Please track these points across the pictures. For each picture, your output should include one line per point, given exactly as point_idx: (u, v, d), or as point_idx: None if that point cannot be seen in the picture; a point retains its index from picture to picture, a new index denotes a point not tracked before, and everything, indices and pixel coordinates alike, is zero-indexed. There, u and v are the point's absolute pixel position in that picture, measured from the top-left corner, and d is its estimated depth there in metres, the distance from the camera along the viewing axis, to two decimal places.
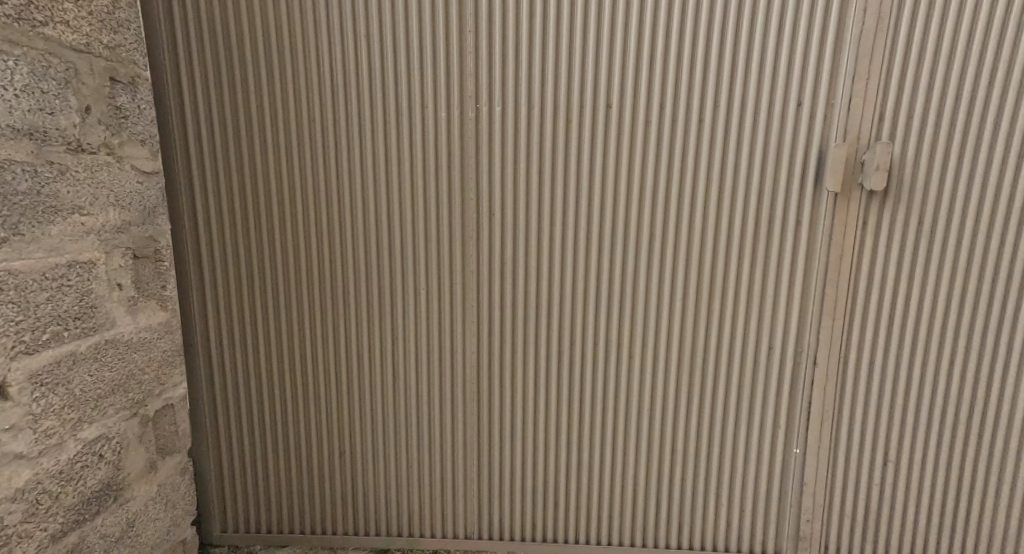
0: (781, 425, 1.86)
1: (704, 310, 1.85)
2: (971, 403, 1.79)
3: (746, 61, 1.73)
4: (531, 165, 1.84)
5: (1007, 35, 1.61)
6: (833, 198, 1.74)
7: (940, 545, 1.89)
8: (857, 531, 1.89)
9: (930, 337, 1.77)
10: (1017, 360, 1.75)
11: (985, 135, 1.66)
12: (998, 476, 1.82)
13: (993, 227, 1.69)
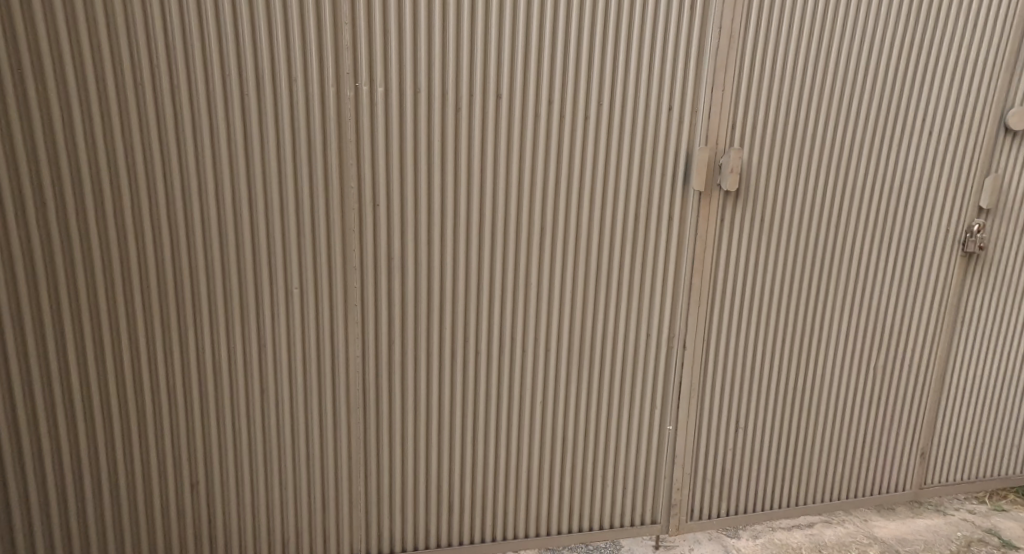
0: (656, 404, 2.04)
1: (591, 305, 1.95)
2: (790, 375, 2.07)
3: (627, 65, 1.78)
4: (418, 153, 1.69)
5: (823, 57, 1.87)
6: (698, 197, 1.92)
7: (772, 499, 2.18)
8: (716, 493, 2.13)
9: (765, 313, 2.02)
10: (826, 337, 2.06)
11: (805, 144, 1.91)
12: (812, 435, 2.13)
13: (813, 217, 1.97)
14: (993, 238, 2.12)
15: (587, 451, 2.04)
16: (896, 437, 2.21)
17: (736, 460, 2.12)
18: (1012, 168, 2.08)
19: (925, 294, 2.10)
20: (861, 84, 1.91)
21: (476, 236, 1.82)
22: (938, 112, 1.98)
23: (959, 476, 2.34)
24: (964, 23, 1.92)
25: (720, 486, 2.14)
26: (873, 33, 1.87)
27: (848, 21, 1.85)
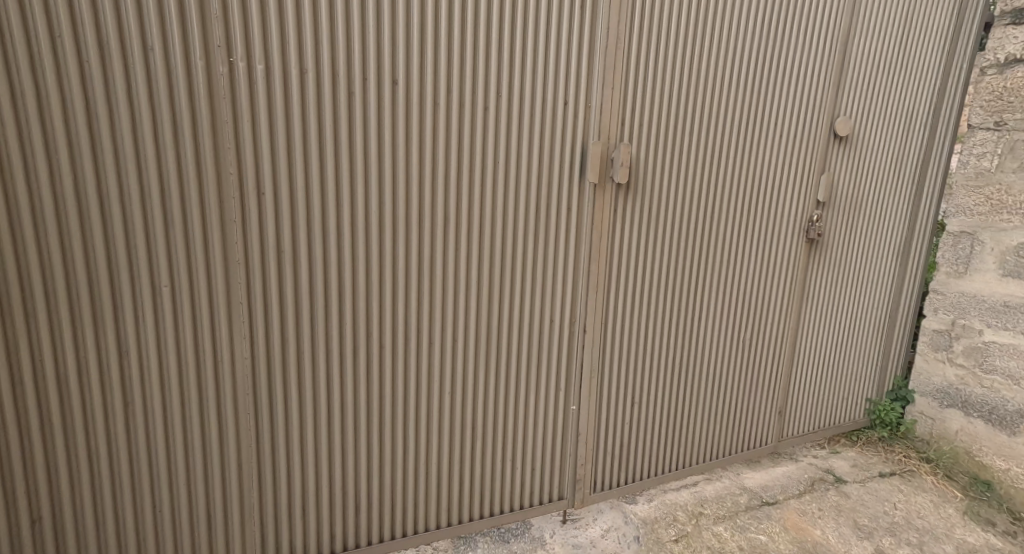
0: (560, 386, 2.15)
1: (497, 294, 1.98)
2: (671, 352, 2.30)
3: (524, 60, 1.84)
4: (309, 139, 1.62)
5: (695, 64, 2.06)
6: (594, 190, 2.03)
7: (661, 465, 2.41)
8: (615, 465, 2.31)
9: (652, 295, 2.21)
10: (698, 316, 2.31)
11: (683, 143, 2.11)
12: (687, 405, 2.39)
13: (692, 207, 2.18)
14: (834, 221, 2.46)
15: (495, 436, 2.08)
16: (757, 398, 2.54)
17: (630, 433, 2.31)
18: (846, 161, 2.39)
19: (780, 274, 2.42)
20: (725, 88, 2.12)
21: (378, 225, 1.76)
22: (787, 114, 2.24)
23: (810, 426, 2.72)
24: (805, 36, 2.18)
25: (618, 458, 2.31)
26: (733, 43, 2.09)
27: (714, 32, 2.05)
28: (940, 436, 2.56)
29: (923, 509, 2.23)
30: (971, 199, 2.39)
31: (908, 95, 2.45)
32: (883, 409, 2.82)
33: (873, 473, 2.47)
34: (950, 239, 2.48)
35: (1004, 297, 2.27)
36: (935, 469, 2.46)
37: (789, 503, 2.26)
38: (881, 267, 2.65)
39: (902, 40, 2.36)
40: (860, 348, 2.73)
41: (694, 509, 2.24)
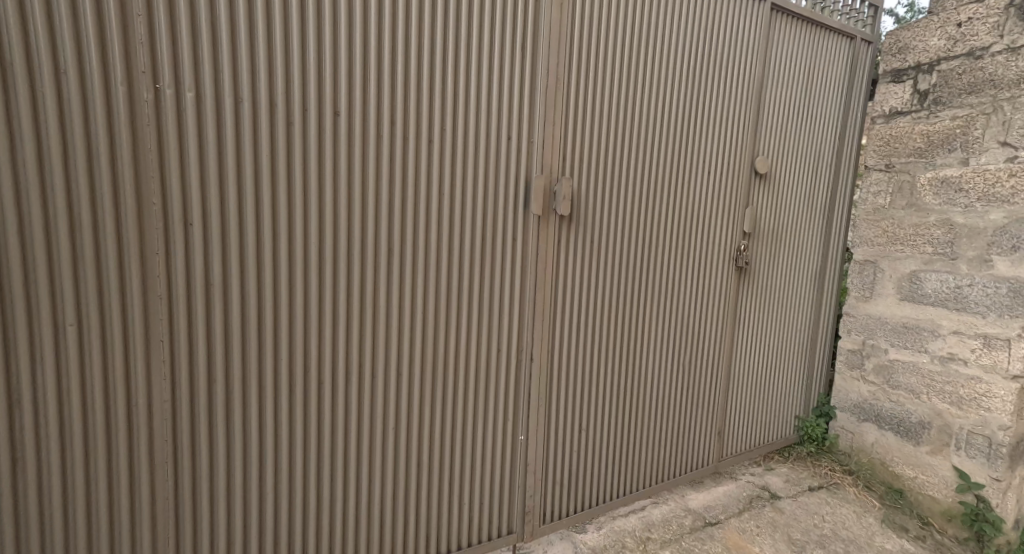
0: (508, 417, 2.13)
1: (442, 327, 1.95)
2: (615, 379, 2.35)
3: (467, 101, 1.88)
4: (243, 167, 1.56)
5: (628, 105, 2.20)
6: (538, 221, 2.08)
7: (610, 492, 2.43)
8: (565, 494, 2.30)
9: (599, 323, 2.27)
10: (639, 342, 2.38)
11: (621, 177, 2.22)
12: (632, 430, 2.44)
13: (635, 237, 2.30)
14: (761, 251, 2.66)
15: (442, 471, 2.02)
16: (699, 421, 2.64)
17: (580, 461, 2.32)
18: (767, 199, 2.63)
19: (713, 302, 2.57)
20: (658, 129, 2.28)
21: (319, 256, 1.70)
22: (713, 156, 2.44)
23: (747, 446, 2.85)
24: (727, 85, 2.41)
25: (569, 486, 2.30)
26: (663, 89, 2.26)
27: (645, 79, 2.21)
28: (858, 448, 2.76)
29: (847, 520, 2.38)
30: (871, 231, 2.68)
31: (815, 141, 2.74)
32: (810, 424, 3.02)
33: (803, 488, 2.61)
34: (858, 267, 2.74)
35: (903, 319, 2.53)
36: (856, 481, 2.65)
37: (730, 522, 2.33)
38: (799, 294, 2.88)
39: (807, 92, 2.66)
40: (786, 369, 2.92)
41: (641, 534, 2.27)
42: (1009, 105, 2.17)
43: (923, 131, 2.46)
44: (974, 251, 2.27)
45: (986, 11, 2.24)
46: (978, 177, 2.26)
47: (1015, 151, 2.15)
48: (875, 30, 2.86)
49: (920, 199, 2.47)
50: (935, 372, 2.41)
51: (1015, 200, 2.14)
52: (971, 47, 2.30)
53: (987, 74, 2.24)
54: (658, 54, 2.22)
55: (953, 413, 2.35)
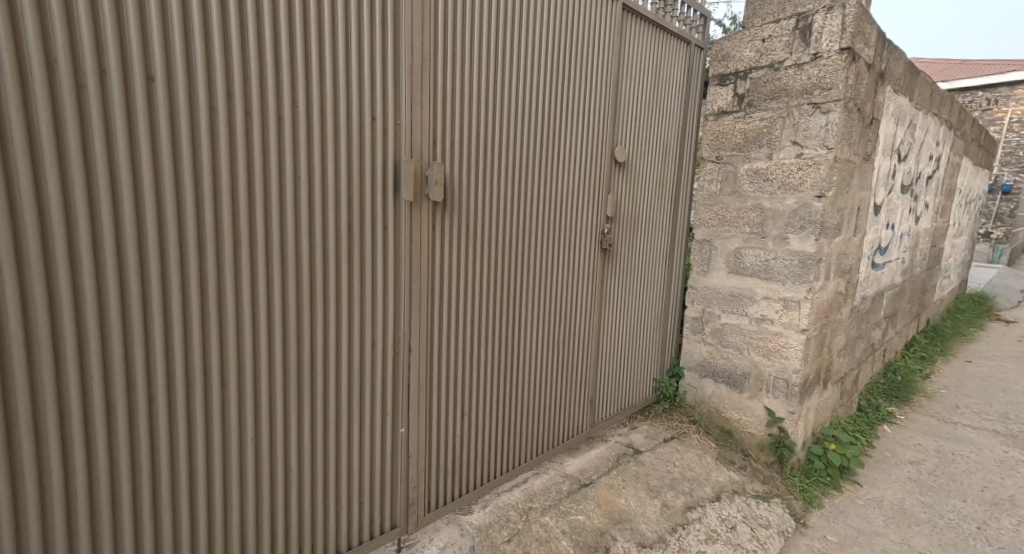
0: (385, 411, 2.06)
1: (307, 323, 1.79)
2: (490, 360, 2.39)
3: (325, 74, 1.71)
4: (14, 141, 1.24)
5: (493, 90, 2.21)
6: (410, 207, 2.00)
7: (493, 471, 2.51)
8: (449, 479, 2.31)
9: (474, 308, 2.29)
10: (510, 323, 2.45)
11: (491, 162, 2.24)
12: (509, 409, 2.52)
13: (507, 221, 2.35)
14: (620, 232, 2.92)
15: (315, 478, 1.89)
16: (569, 394, 2.82)
17: (461, 445, 2.34)
18: (622, 184, 2.87)
19: (578, 282, 2.74)
20: (522, 114, 2.33)
21: (142, 249, 1.44)
22: (573, 144, 2.57)
23: (612, 411, 3.15)
24: (585, 76, 2.57)
25: (451, 472, 2.32)
26: (525, 77, 2.32)
27: (508, 64, 2.24)
28: (700, 400, 3.23)
29: (693, 463, 2.82)
30: (707, 214, 3.10)
31: (659, 132, 3.05)
32: (664, 384, 3.45)
33: (660, 441, 3.00)
34: (698, 246, 3.16)
35: (731, 289, 3.00)
36: (698, 428, 3.12)
37: (602, 482, 2.59)
38: (652, 270, 3.22)
39: (651, 88, 2.94)
40: (643, 338, 3.27)
41: (524, 505, 2.40)
42: (798, 111, 2.67)
43: (741, 129, 2.91)
44: (777, 231, 2.77)
45: (781, 31, 2.72)
46: (779, 169, 2.75)
47: (802, 149, 2.66)
48: (704, 35, 3.25)
49: (740, 187, 2.93)
50: (753, 331, 2.91)
51: (803, 189, 2.66)
52: (771, 60, 2.77)
53: (783, 84, 2.72)
54: (518, 41, 2.26)
55: (765, 364, 2.87)
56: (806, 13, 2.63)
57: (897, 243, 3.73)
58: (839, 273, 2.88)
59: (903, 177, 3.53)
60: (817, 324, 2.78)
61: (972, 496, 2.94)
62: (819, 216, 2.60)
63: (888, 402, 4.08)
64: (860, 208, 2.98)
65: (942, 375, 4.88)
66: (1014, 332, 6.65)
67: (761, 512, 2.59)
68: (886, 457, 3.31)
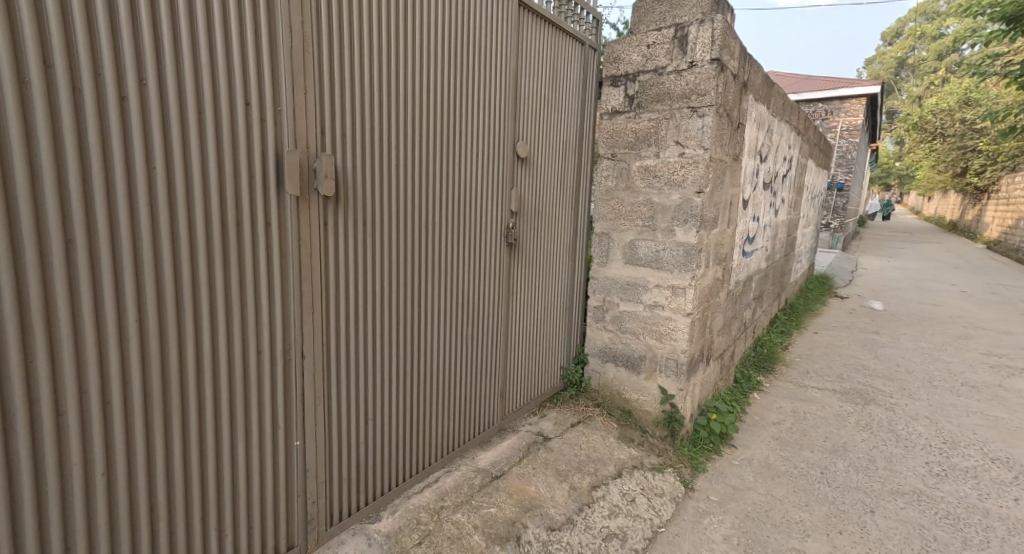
0: (276, 424, 1.91)
1: (173, 331, 1.60)
2: (392, 362, 2.30)
3: (182, 51, 1.52)
4: None
5: (387, 77, 2.09)
6: (295, 202, 1.84)
7: (402, 474, 2.45)
8: (352, 489, 2.21)
9: (374, 309, 2.19)
10: (413, 322, 2.38)
11: (388, 155, 2.13)
12: (415, 410, 2.46)
13: (407, 216, 2.26)
14: (523, 226, 2.97)
15: (190, 505, 1.72)
16: (476, 389, 2.82)
17: (364, 453, 2.24)
18: (523, 178, 2.90)
19: (481, 277, 2.73)
20: (419, 105, 2.24)
21: None
22: (471, 137, 2.53)
23: (521, 401, 3.23)
24: (481, 68, 2.55)
25: (354, 481, 2.21)
26: (421, 66, 2.22)
27: (403, 51, 2.13)
28: (603, 384, 3.41)
29: (597, 444, 2.98)
30: (605, 209, 3.27)
31: (557, 128, 3.13)
32: (570, 371, 3.59)
33: (568, 427, 3.12)
34: (598, 238, 3.32)
35: (627, 278, 3.20)
36: (602, 411, 3.30)
37: (512, 473, 2.64)
38: (554, 262, 3.31)
39: (546, 83, 2.98)
40: (548, 329, 3.36)
41: (435, 505, 2.38)
42: (679, 113, 2.89)
43: (632, 129, 3.10)
44: (665, 224, 3.00)
45: (663, 39, 2.93)
46: (665, 167, 2.97)
47: (683, 149, 2.89)
48: (598, 38, 3.39)
49: (633, 183, 3.12)
50: (647, 316, 3.13)
51: (685, 185, 2.89)
52: (655, 65, 2.97)
53: (667, 88, 2.94)
54: (413, 27, 2.16)
55: (658, 347, 3.10)
56: (683, 23, 2.85)
57: (762, 234, 4.21)
58: (716, 261, 3.18)
59: (765, 175, 3.98)
60: (700, 308, 3.06)
61: (818, 446, 3.44)
62: (699, 210, 2.85)
63: (757, 371, 4.62)
64: (732, 202, 3.31)
65: (796, 346, 5.61)
66: (847, 305, 7.82)
67: (655, 483, 2.81)
68: (756, 421, 3.74)
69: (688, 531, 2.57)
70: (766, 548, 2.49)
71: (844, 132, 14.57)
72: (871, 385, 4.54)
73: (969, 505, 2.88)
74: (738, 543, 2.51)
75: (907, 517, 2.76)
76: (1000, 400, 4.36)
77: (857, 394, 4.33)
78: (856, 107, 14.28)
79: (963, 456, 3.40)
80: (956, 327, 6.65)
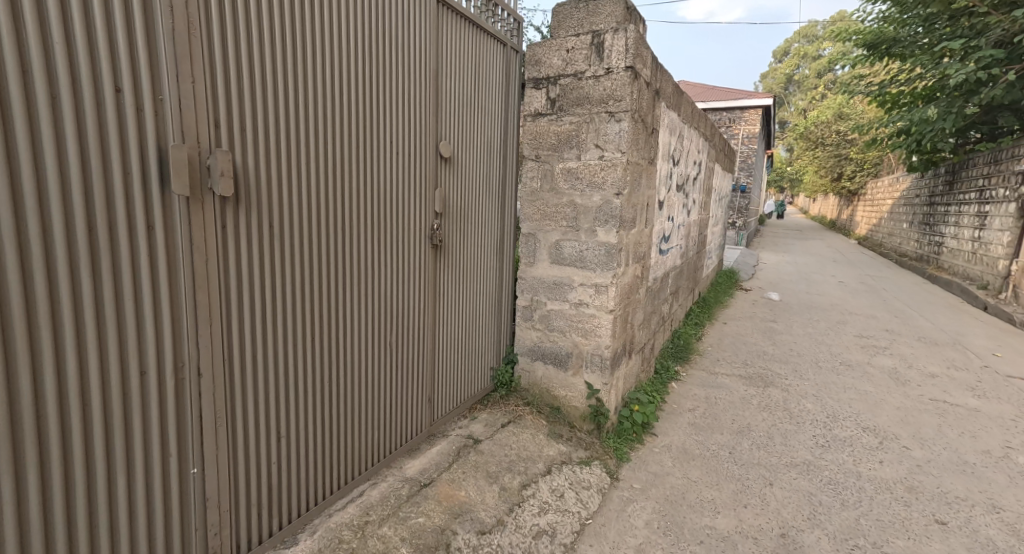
0: (167, 450, 1.74)
1: (25, 348, 1.41)
2: (306, 374, 2.18)
3: (28, 27, 1.34)
4: None
5: (290, 69, 1.96)
6: (185, 202, 1.68)
7: (322, 493, 2.33)
8: (263, 513, 2.07)
9: (284, 320, 2.06)
10: (328, 331, 2.26)
11: (294, 153, 2.01)
12: (334, 423, 2.35)
13: (321, 221, 2.15)
14: (448, 229, 2.94)
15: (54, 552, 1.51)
16: (400, 398, 2.74)
17: (276, 473, 2.11)
18: (444, 179, 2.86)
19: (403, 282, 2.65)
20: (330, 101, 2.13)
21: None
22: (388, 137, 2.45)
23: (451, 406, 3.19)
24: (399, 66, 2.47)
25: (265, 505, 2.08)
26: (330, 62, 2.12)
27: (309, 44, 2.02)
28: (532, 383, 3.45)
29: (527, 443, 3.00)
30: (530, 210, 3.31)
31: (479, 128, 3.12)
32: (501, 372, 3.60)
33: (498, 427, 3.12)
34: (524, 239, 3.35)
35: (554, 278, 3.25)
36: (532, 409, 3.34)
37: (441, 479, 2.60)
38: (481, 265, 3.30)
39: (466, 83, 2.96)
40: (476, 331, 3.34)
41: (358, 521, 2.28)
42: (599, 117, 2.98)
43: (555, 131, 3.16)
44: (587, 224, 3.08)
45: (581, 44, 3.01)
46: (586, 169, 3.06)
47: (603, 152, 2.99)
48: (518, 39, 3.43)
49: (556, 184, 3.18)
50: (573, 315, 3.20)
51: (606, 187, 2.99)
52: (575, 70, 3.05)
53: (586, 93, 3.02)
54: (320, 21, 2.05)
55: (584, 344, 3.18)
56: (599, 31, 2.94)
57: (676, 234, 4.45)
58: (635, 259, 3.32)
59: (678, 177, 4.21)
60: (622, 305, 3.18)
61: (727, 428, 3.68)
62: (618, 211, 2.96)
63: (675, 362, 4.87)
64: (648, 203, 3.46)
65: (708, 336, 5.98)
66: (750, 297, 8.47)
67: (583, 476, 2.87)
68: (674, 409, 3.95)
69: (613, 521, 2.65)
70: (682, 529, 2.62)
71: (745, 140, 15.75)
72: (771, 369, 4.93)
73: (845, 470, 3.21)
74: (657, 527, 2.62)
75: (798, 486, 3.02)
76: (871, 375, 4.90)
77: (760, 378, 4.69)
78: (754, 117, 15.52)
79: (840, 427, 3.78)
80: (836, 313, 7.40)
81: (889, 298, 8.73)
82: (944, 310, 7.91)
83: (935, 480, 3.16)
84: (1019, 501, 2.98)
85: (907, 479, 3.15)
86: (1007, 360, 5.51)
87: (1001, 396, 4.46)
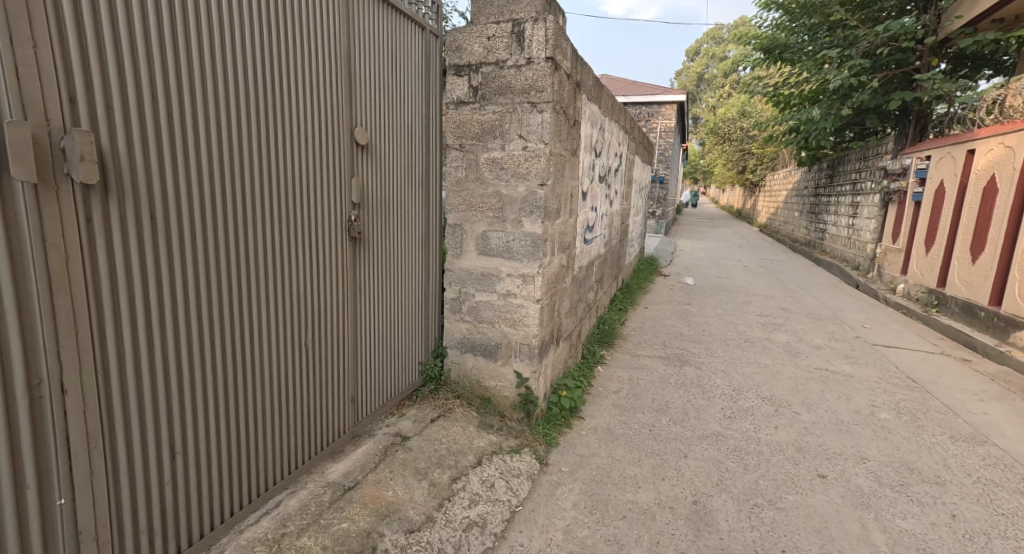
0: (21, 477, 1.54)
1: None
2: (204, 380, 2.01)
3: None
4: None
5: (166, 41, 1.78)
6: (32, 190, 1.49)
7: (230, 506, 2.18)
8: (157, 538, 1.89)
9: (177, 324, 1.89)
10: (229, 333, 2.10)
11: (178, 136, 1.83)
12: (240, 431, 2.19)
13: (217, 214, 1.99)
14: (368, 220, 2.82)
15: None
16: (320, 399, 2.61)
17: (175, 491, 1.94)
18: (360, 167, 2.73)
19: (318, 277, 2.52)
20: (218, 81, 1.96)
21: None
22: (294, 123, 2.29)
23: (377, 404, 3.09)
24: (305, 47, 2.32)
25: (162, 526, 1.91)
26: (220, 41, 1.95)
27: (192, 18, 1.84)
28: (462, 375, 3.41)
29: (457, 436, 2.97)
30: (456, 200, 3.25)
31: (398, 115, 3.00)
32: (430, 366, 3.54)
33: (428, 423, 3.07)
34: (451, 231, 3.29)
35: (481, 269, 3.22)
36: (462, 402, 3.31)
37: (366, 481, 2.52)
38: (404, 257, 3.21)
39: (381, 67, 2.83)
40: (401, 325, 3.25)
41: (273, 536, 2.15)
42: (521, 107, 2.97)
43: (478, 120, 3.11)
44: (513, 215, 3.08)
45: (502, 33, 2.98)
46: (510, 159, 3.04)
47: (526, 142, 2.98)
48: (438, 24, 3.35)
49: (482, 174, 3.14)
50: (501, 306, 3.19)
51: (530, 177, 2.99)
52: (496, 59, 3.01)
53: (508, 82, 3.00)
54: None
55: (513, 335, 3.18)
56: (519, 20, 2.92)
57: (600, 224, 4.57)
58: (561, 249, 3.36)
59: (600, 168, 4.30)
60: (548, 294, 3.21)
61: (645, 407, 3.83)
62: (541, 201, 2.98)
63: (599, 346, 5.01)
64: (572, 193, 3.51)
65: (631, 320, 6.22)
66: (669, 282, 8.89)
67: (513, 465, 2.89)
68: (597, 391, 4.06)
69: (542, 505, 2.68)
70: (606, 506, 2.70)
71: (662, 133, 16.46)
72: (685, 349, 5.20)
73: (747, 437, 3.45)
74: (584, 507, 2.68)
75: (708, 456, 3.21)
76: (767, 349, 5.30)
77: (677, 358, 4.93)
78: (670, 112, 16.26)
79: (743, 398, 4.06)
80: (742, 295, 7.93)
81: (783, 278, 9.49)
82: (830, 288, 8.71)
83: (819, 439, 3.47)
84: (881, 450, 3.34)
85: (798, 441, 3.43)
86: (874, 330, 6.17)
87: (868, 361, 5.01)
